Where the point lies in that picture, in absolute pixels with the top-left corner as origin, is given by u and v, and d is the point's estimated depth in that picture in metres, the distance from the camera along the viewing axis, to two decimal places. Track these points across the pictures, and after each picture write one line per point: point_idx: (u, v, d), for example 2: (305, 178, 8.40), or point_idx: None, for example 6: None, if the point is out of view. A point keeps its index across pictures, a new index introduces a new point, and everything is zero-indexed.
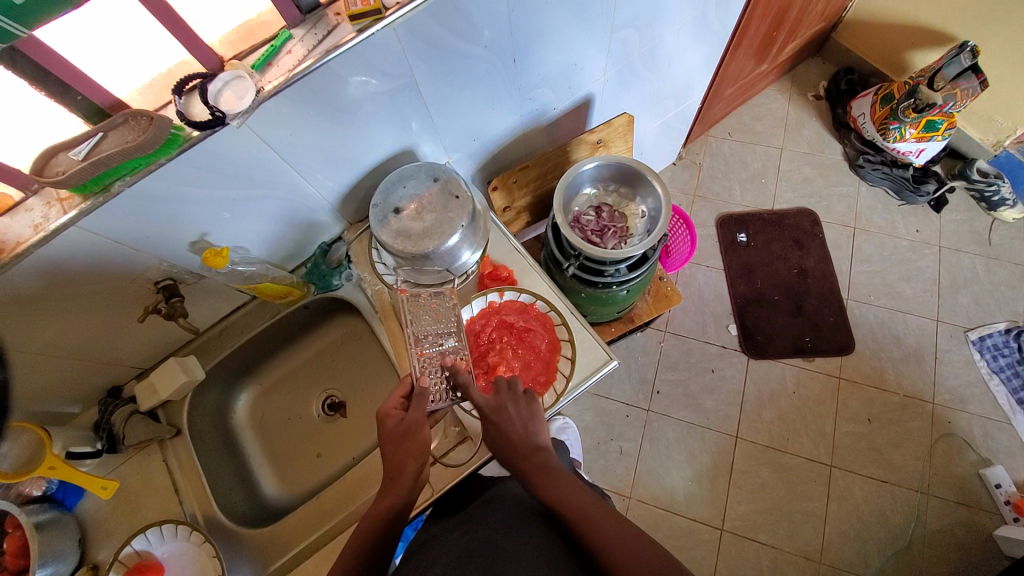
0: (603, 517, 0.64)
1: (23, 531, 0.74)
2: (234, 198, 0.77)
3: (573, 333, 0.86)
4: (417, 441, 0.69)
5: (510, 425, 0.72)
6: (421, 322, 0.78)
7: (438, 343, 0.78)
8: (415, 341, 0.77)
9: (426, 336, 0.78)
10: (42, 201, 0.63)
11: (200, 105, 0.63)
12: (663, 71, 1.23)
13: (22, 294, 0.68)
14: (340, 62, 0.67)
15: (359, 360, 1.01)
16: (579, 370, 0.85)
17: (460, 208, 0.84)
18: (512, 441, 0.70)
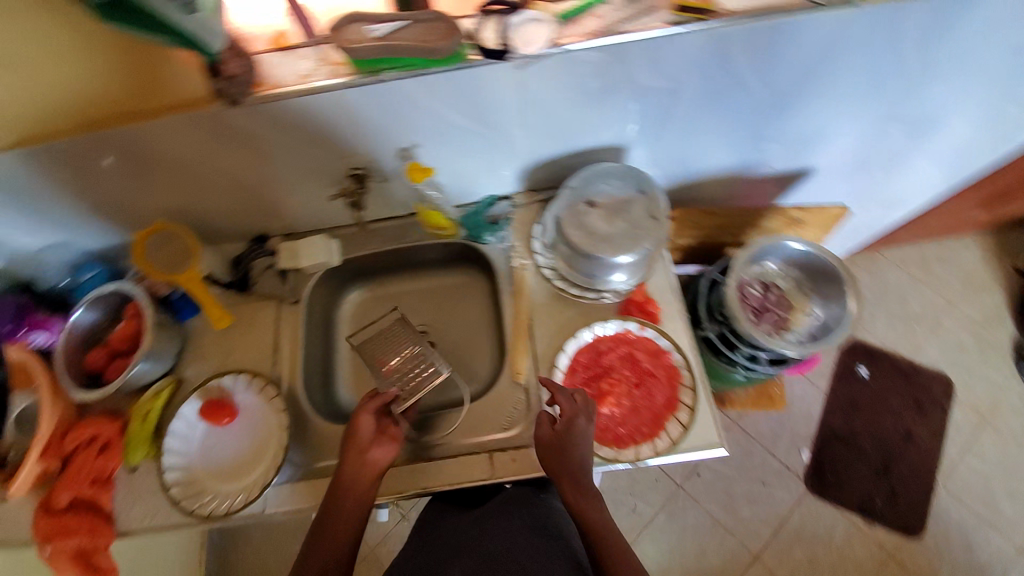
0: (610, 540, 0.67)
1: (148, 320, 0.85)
2: (457, 127, 0.76)
3: (698, 405, 0.76)
4: (368, 430, 0.74)
5: (571, 448, 0.70)
6: (383, 342, 0.87)
7: (400, 351, 0.86)
8: (379, 360, 0.85)
9: (393, 348, 0.87)
10: (314, 57, 0.64)
11: (494, 32, 0.62)
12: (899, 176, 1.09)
13: (250, 133, 0.71)
14: (639, 47, 0.64)
15: (464, 313, 1.00)
16: (689, 439, 0.74)
17: (653, 231, 0.78)
18: (572, 464, 0.69)
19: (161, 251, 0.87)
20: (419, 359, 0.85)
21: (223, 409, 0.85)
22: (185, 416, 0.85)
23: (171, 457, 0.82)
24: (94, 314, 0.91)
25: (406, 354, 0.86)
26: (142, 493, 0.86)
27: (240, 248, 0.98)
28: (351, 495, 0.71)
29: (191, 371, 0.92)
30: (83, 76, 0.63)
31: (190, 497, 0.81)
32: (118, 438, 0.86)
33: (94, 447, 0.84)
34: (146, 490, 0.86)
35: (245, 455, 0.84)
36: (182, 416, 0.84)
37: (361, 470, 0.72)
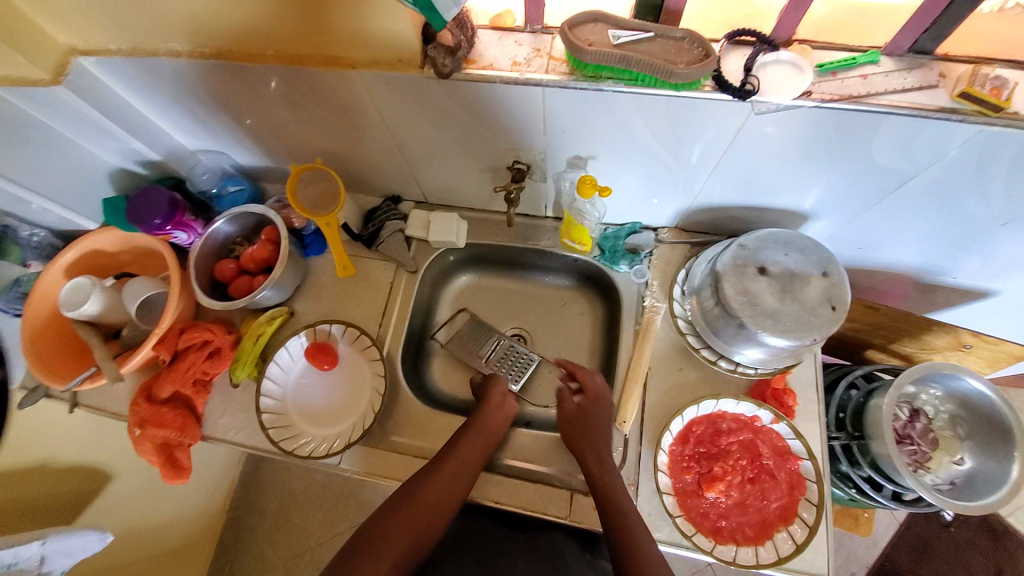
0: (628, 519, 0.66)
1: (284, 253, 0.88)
2: (645, 152, 0.70)
3: (817, 526, 0.70)
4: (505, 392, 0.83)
5: (593, 424, 0.75)
6: (476, 344, 0.95)
7: (490, 347, 0.95)
8: (477, 358, 0.94)
9: (482, 349, 0.94)
10: (533, 45, 0.60)
11: (738, 65, 0.55)
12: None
13: (438, 105, 0.69)
14: (899, 124, 0.55)
15: (565, 329, 0.98)
16: (795, 559, 0.70)
17: (827, 322, 0.69)
18: (592, 424, 0.75)
19: (311, 191, 0.90)
20: (510, 349, 0.94)
21: (325, 354, 0.86)
22: (290, 349, 0.87)
23: (269, 384, 0.85)
24: (232, 227, 0.94)
25: (495, 346, 0.95)
26: (234, 407, 0.90)
27: (375, 205, 1.00)
28: (444, 480, 0.71)
29: (301, 305, 0.95)
30: (301, 15, 0.63)
31: (279, 428, 0.83)
32: (229, 349, 0.89)
33: (206, 350, 0.88)
34: (237, 404, 0.90)
35: (336, 406, 0.86)
36: (288, 347, 0.87)
37: (461, 460, 0.73)
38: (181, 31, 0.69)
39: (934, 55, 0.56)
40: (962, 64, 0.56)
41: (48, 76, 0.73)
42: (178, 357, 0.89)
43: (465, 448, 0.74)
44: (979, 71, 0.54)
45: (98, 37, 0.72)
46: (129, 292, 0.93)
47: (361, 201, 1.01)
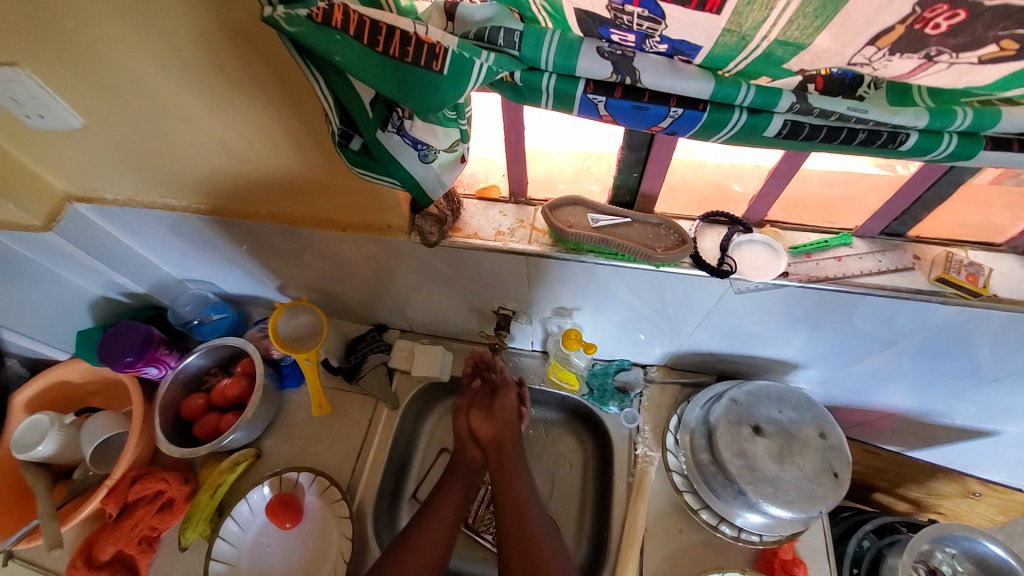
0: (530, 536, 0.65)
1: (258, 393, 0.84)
2: (630, 307, 0.71)
3: None
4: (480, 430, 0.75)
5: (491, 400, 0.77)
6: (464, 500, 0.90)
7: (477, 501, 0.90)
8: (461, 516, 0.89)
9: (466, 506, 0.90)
10: (516, 215, 0.63)
11: (713, 242, 0.58)
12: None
13: (424, 260, 0.70)
14: (876, 301, 0.56)
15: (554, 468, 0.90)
16: None
17: (831, 492, 0.65)
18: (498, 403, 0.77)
19: (291, 325, 0.88)
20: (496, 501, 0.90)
21: (290, 511, 0.79)
22: (251, 502, 0.81)
23: (221, 545, 0.77)
24: (204, 359, 0.91)
25: (480, 493, 0.91)
26: (182, 571, 0.80)
27: (359, 334, 0.99)
28: (426, 536, 0.67)
29: (270, 444, 0.89)
30: (291, 161, 0.63)
31: None
32: (183, 501, 0.82)
33: (157, 503, 0.80)
34: (186, 567, 0.80)
35: (299, 571, 0.78)
36: (248, 500, 0.80)
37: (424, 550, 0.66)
38: (177, 186, 0.72)
39: (906, 236, 0.57)
40: (935, 246, 0.57)
41: (38, 222, 0.73)
42: (127, 510, 0.81)
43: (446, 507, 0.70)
44: (955, 254, 0.54)
45: (96, 187, 0.74)
46: (88, 433, 0.87)
47: (344, 328, 1.00)
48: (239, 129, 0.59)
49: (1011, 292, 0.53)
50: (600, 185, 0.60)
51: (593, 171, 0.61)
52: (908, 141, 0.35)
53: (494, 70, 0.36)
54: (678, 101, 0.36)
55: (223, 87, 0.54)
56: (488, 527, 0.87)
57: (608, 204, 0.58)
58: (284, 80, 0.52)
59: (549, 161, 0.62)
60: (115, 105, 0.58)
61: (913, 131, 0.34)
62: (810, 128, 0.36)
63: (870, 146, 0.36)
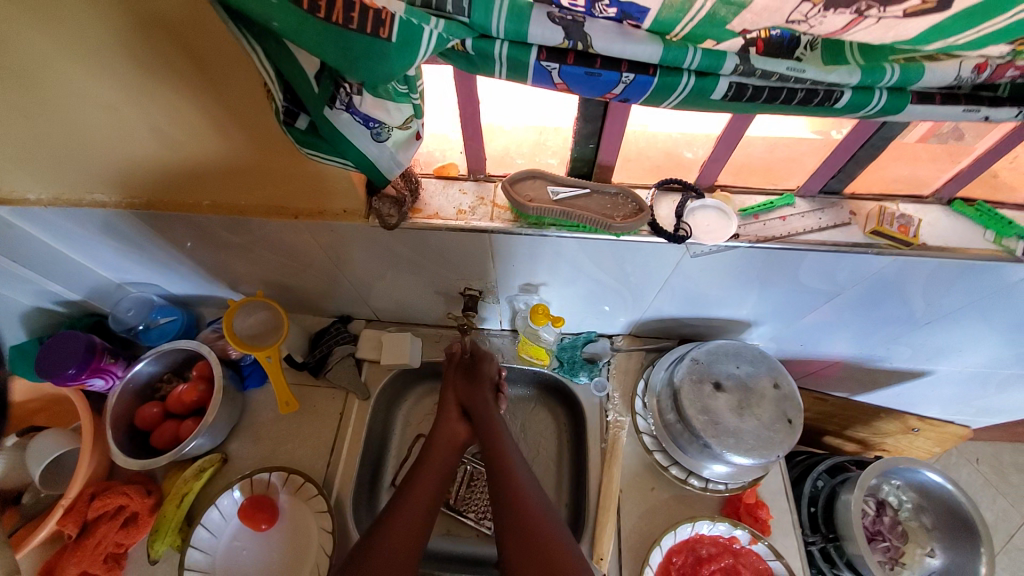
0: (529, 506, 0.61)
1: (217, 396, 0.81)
2: (595, 278, 0.72)
3: None
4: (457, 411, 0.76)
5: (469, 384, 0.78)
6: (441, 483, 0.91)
7: (456, 481, 0.91)
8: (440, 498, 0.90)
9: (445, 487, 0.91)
10: (477, 193, 0.62)
11: (669, 209, 0.59)
12: (1003, 390, 1.03)
13: (386, 245, 0.68)
14: (818, 256, 0.60)
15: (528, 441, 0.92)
16: None
17: (786, 436, 0.70)
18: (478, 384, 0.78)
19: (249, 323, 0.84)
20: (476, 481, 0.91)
21: (264, 512, 0.77)
22: (222, 508, 0.78)
23: (195, 554, 0.75)
24: (157, 365, 0.86)
25: (458, 473, 0.92)
26: None
27: (322, 327, 0.96)
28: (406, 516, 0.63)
29: (237, 447, 0.86)
30: (228, 149, 0.59)
31: None
32: (147, 514, 0.78)
33: (119, 518, 0.77)
34: None
35: (278, 570, 0.76)
36: (219, 506, 0.78)
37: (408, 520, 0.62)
38: (105, 182, 0.66)
39: (843, 194, 0.61)
40: (869, 202, 0.61)
41: None
42: (87, 528, 0.76)
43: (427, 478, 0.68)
44: (886, 209, 0.59)
45: (12, 188, 0.67)
46: (32, 453, 0.82)
47: (305, 322, 0.96)
48: (165, 115, 0.55)
49: (935, 239, 0.58)
50: (557, 158, 0.60)
51: (550, 145, 0.61)
52: (843, 97, 0.37)
53: (444, 37, 0.35)
54: (628, 67, 0.37)
55: (142, 66, 0.49)
56: (469, 507, 0.89)
57: (567, 176, 0.59)
58: (208, 56, 0.48)
59: (506, 135, 0.62)
60: (19, 94, 0.52)
61: (847, 88, 0.37)
62: (753, 88, 0.37)
63: (809, 105, 0.38)
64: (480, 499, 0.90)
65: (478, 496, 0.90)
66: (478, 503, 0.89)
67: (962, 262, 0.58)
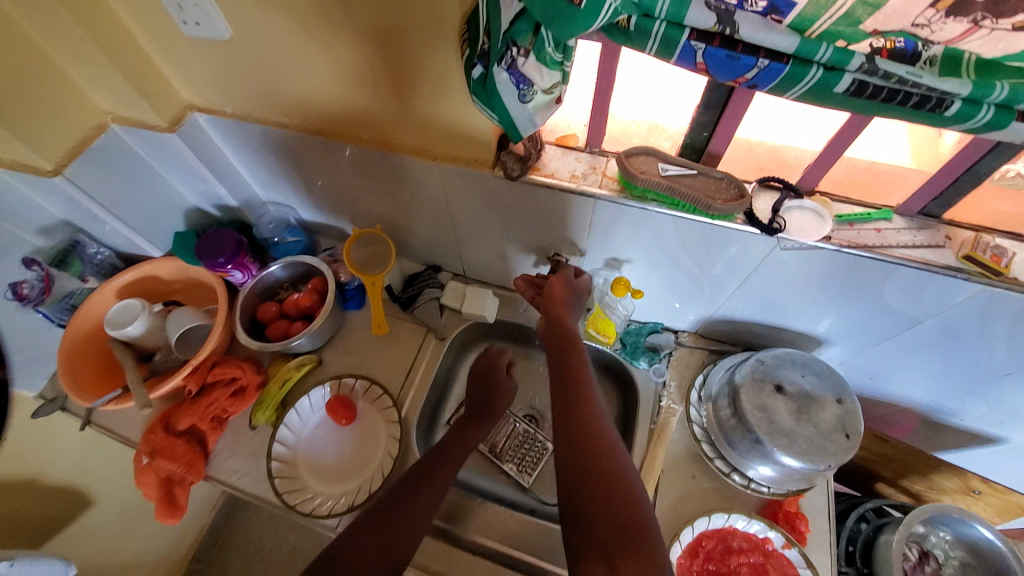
0: (596, 439, 0.60)
1: (327, 306, 0.95)
2: (678, 264, 0.78)
3: None
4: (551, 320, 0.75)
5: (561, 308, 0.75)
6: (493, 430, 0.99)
7: (505, 432, 0.99)
8: (491, 443, 0.98)
9: (496, 435, 0.99)
10: (590, 163, 0.71)
11: (766, 204, 0.64)
12: None
13: (498, 198, 0.78)
14: (907, 273, 0.62)
15: None
16: None
17: (842, 449, 0.71)
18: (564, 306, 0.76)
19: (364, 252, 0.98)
20: (524, 437, 0.98)
21: (346, 410, 0.89)
22: (312, 399, 0.91)
23: (285, 431, 0.88)
24: (284, 272, 1.02)
25: (508, 426, 0.99)
26: (244, 450, 0.90)
27: (416, 272, 1.08)
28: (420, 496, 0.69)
29: (329, 355, 1.00)
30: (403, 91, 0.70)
31: (285, 480, 0.84)
32: (254, 389, 0.92)
33: (231, 388, 0.90)
34: (248, 448, 0.90)
35: (348, 463, 0.88)
36: (310, 397, 0.91)
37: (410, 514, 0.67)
38: (290, 107, 0.81)
39: (942, 219, 0.63)
40: (966, 230, 0.63)
41: (165, 123, 0.85)
42: (204, 390, 0.91)
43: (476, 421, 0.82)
44: (980, 239, 0.61)
45: (219, 100, 0.85)
46: (173, 320, 0.96)
47: (403, 264, 1.09)
48: (360, 54, 0.67)
49: None
50: (671, 142, 0.68)
51: (667, 131, 0.68)
52: (952, 107, 0.42)
53: (619, 11, 0.43)
54: (766, 54, 0.44)
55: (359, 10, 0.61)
56: (513, 457, 0.96)
57: (676, 158, 0.66)
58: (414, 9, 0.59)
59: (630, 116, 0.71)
60: (262, 18, 0.66)
61: (956, 99, 0.41)
62: (874, 88, 0.43)
63: (920, 109, 0.43)
64: (526, 454, 0.97)
65: (523, 451, 0.97)
66: (523, 456, 0.97)
67: None
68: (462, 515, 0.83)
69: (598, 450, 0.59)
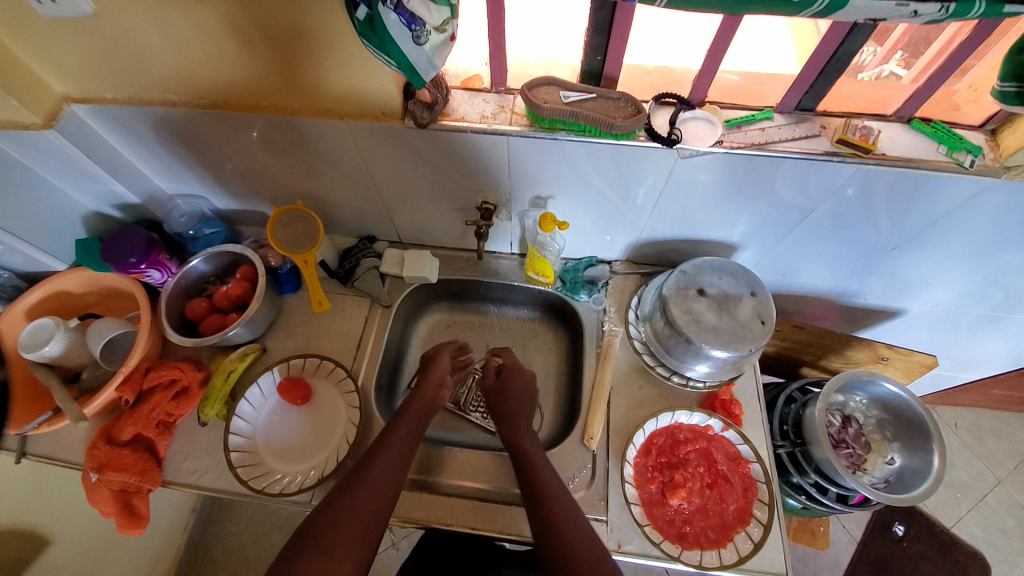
0: (548, 485, 0.71)
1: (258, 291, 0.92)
2: (598, 193, 0.82)
3: (771, 522, 0.77)
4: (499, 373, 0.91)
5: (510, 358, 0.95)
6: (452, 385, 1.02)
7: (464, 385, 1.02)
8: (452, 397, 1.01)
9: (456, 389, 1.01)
10: (498, 103, 0.72)
11: (664, 118, 0.69)
12: (974, 337, 1.11)
13: (415, 151, 0.78)
14: (792, 164, 0.69)
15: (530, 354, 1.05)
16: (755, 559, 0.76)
17: (758, 335, 0.80)
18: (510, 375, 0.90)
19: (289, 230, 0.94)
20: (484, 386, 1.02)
21: (299, 388, 0.89)
22: (262, 385, 0.90)
23: (238, 421, 0.86)
24: (207, 266, 0.97)
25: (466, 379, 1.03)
26: (200, 448, 0.88)
27: (349, 246, 1.06)
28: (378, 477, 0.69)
29: (273, 341, 0.97)
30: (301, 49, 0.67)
31: (248, 466, 0.84)
32: (197, 388, 0.89)
33: (173, 389, 0.87)
34: (203, 446, 0.88)
35: (311, 439, 0.88)
36: (259, 384, 0.90)
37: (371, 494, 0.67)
38: (177, 84, 0.76)
39: (817, 112, 0.70)
40: (837, 118, 0.70)
41: (40, 120, 0.76)
42: (143, 397, 0.87)
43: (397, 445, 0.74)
44: (850, 123, 0.68)
45: (95, 87, 0.77)
46: (92, 334, 0.90)
47: (335, 240, 1.07)
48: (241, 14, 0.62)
49: (894, 149, 0.67)
50: (570, 70, 0.70)
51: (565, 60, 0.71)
52: None
53: None
54: None
55: None
56: (475, 407, 1.00)
57: (577, 84, 0.68)
58: None
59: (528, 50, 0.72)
60: None
61: None
62: None
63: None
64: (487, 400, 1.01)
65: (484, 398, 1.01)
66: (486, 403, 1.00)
67: (917, 172, 0.67)
68: (433, 466, 0.86)
69: (550, 494, 0.70)
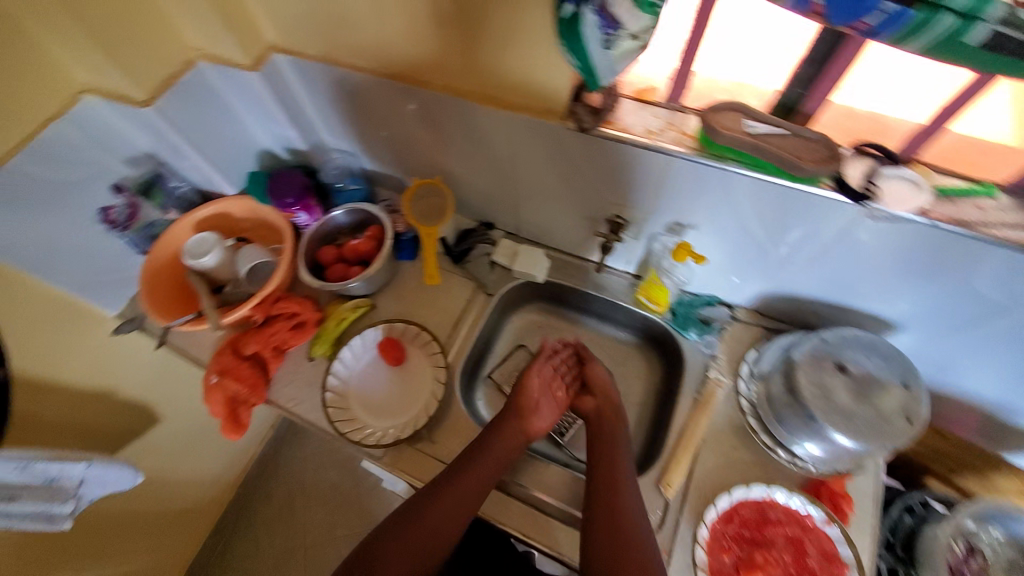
0: (630, 531, 0.69)
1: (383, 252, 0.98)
2: (748, 233, 0.76)
3: None
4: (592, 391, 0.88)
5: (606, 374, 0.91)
6: None
7: None
8: None
9: None
10: (668, 120, 0.68)
11: (858, 171, 0.60)
12: None
13: (566, 152, 0.77)
14: (1009, 254, 0.58)
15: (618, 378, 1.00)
16: None
17: (901, 433, 0.70)
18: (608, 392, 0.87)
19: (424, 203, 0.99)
20: None
21: (396, 351, 0.93)
22: (364, 338, 0.96)
23: (339, 366, 0.93)
24: (345, 219, 1.05)
25: None
26: (301, 380, 0.96)
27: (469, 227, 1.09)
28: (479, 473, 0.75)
29: (383, 300, 1.03)
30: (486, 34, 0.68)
31: (337, 410, 0.90)
32: (312, 325, 0.97)
33: (293, 322, 0.95)
34: (305, 379, 0.96)
35: (396, 401, 0.92)
36: (363, 336, 0.96)
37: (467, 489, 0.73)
38: (366, 50, 0.81)
39: None
40: None
41: (248, 62, 0.88)
42: (268, 321, 0.96)
43: (481, 471, 0.75)
44: None
45: (299, 41, 0.86)
46: (242, 256, 1.02)
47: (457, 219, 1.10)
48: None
49: None
50: (760, 100, 0.65)
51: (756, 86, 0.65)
52: None
53: None
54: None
55: None
56: None
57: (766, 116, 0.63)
58: None
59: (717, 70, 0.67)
60: None
61: None
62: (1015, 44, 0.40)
63: None
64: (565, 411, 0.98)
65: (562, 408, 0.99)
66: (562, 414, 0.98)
67: None
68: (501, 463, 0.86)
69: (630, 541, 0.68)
